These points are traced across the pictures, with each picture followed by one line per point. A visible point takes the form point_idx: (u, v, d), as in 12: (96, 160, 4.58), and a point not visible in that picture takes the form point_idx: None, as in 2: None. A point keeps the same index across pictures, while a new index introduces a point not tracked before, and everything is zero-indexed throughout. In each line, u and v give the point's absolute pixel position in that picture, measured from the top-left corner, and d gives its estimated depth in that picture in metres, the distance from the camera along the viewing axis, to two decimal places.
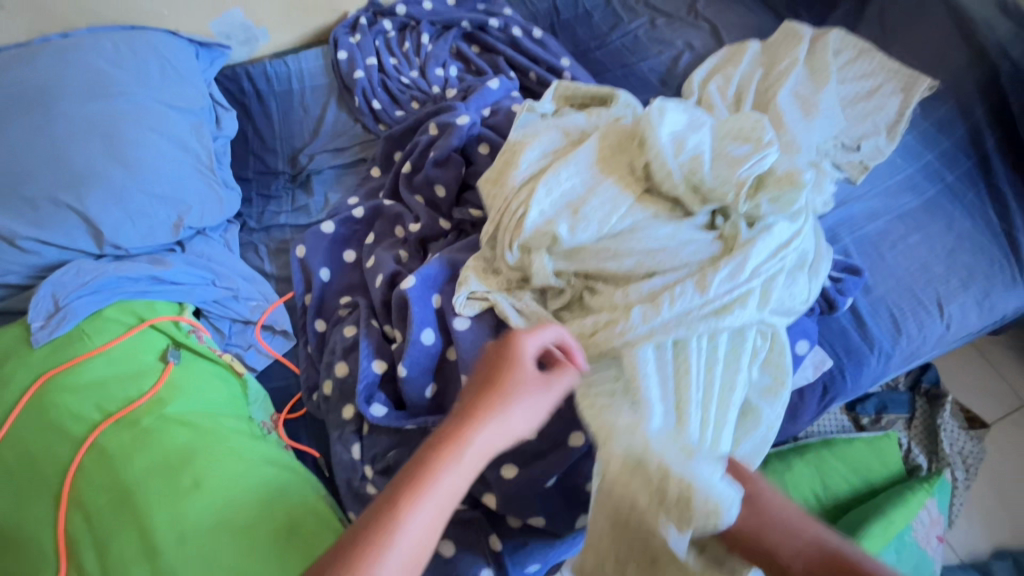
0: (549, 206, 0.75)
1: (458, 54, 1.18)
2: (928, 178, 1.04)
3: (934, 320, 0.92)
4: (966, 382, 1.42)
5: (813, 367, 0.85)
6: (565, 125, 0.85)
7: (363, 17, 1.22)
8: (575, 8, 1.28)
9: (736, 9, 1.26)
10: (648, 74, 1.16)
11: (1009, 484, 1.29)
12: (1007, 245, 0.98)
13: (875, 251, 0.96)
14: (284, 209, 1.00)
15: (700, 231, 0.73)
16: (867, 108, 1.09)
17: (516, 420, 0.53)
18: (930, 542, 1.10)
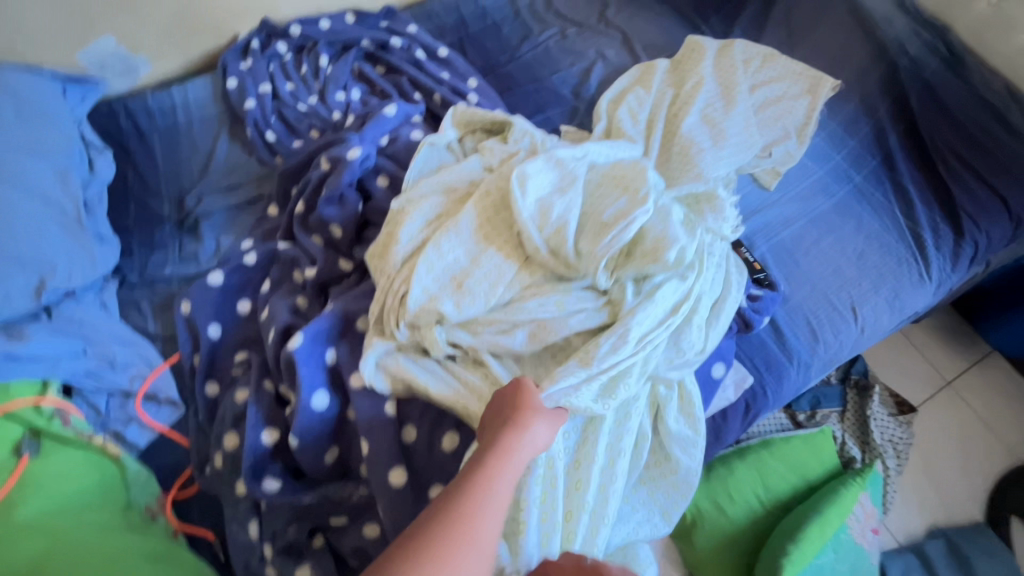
0: (431, 283, 0.72)
1: (360, 75, 1.11)
2: (838, 180, 1.05)
3: (849, 324, 0.92)
4: (894, 367, 1.46)
5: (734, 386, 0.84)
6: (450, 179, 0.83)
7: (255, 39, 1.13)
8: (484, 21, 1.23)
9: (646, 16, 1.24)
10: (560, 88, 1.12)
11: (937, 465, 1.34)
12: (914, 242, 1.00)
13: (790, 259, 0.96)
14: (170, 259, 0.91)
15: (587, 296, 0.72)
16: (779, 112, 1.08)
17: (540, 443, 0.56)
18: (868, 538, 1.11)
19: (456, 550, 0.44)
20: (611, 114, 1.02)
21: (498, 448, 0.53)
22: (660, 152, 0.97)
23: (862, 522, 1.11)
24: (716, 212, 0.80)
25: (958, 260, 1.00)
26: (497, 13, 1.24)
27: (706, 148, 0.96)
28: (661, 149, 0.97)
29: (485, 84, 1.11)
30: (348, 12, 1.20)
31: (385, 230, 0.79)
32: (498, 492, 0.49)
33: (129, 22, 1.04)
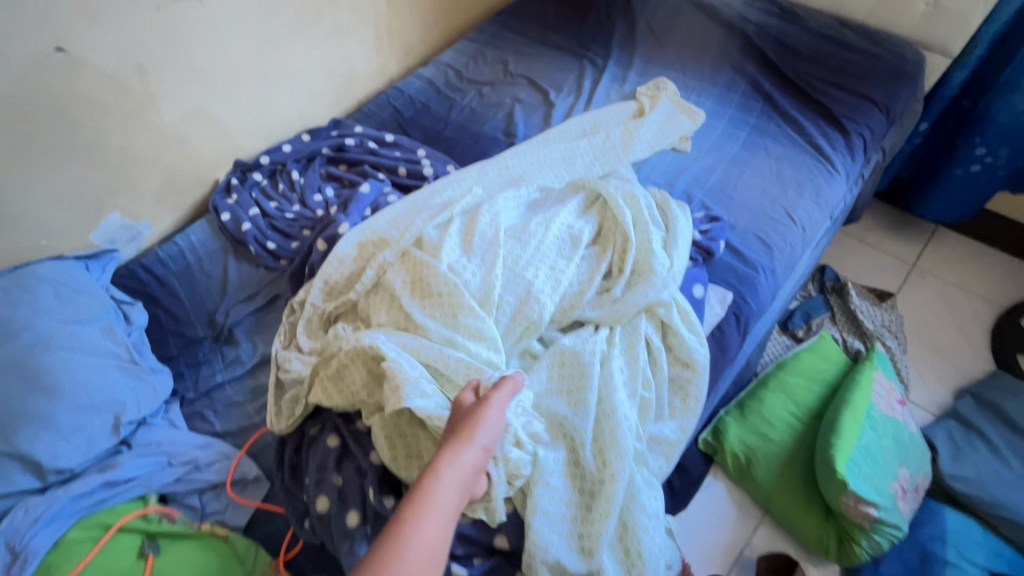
0: (454, 295, 0.79)
1: (330, 175, 1.31)
2: (738, 127, 1.28)
3: (791, 228, 1.10)
4: (850, 263, 1.67)
5: (720, 302, 0.98)
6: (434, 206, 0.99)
7: (234, 177, 1.32)
8: (412, 105, 1.48)
9: (541, 59, 1.53)
10: (497, 135, 1.36)
11: (922, 334, 1.55)
12: (816, 151, 1.21)
13: (723, 196, 1.15)
14: (217, 368, 1.04)
15: (585, 260, 0.86)
16: (677, 102, 1.32)
17: None
18: (896, 409, 1.24)
19: (436, 484, 0.60)
20: (539, 142, 1.24)
21: (466, 425, 0.65)
22: (586, 155, 1.19)
23: (886, 397, 1.24)
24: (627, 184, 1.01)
25: (854, 153, 1.21)
26: (422, 97, 1.50)
27: (619, 152, 1.20)
28: (588, 152, 1.19)
29: (432, 151, 1.34)
30: (304, 133, 1.42)
31: (382, 289, 0.87)
32: (462, 461, 0.62)
33: (130, 200, 1.22)
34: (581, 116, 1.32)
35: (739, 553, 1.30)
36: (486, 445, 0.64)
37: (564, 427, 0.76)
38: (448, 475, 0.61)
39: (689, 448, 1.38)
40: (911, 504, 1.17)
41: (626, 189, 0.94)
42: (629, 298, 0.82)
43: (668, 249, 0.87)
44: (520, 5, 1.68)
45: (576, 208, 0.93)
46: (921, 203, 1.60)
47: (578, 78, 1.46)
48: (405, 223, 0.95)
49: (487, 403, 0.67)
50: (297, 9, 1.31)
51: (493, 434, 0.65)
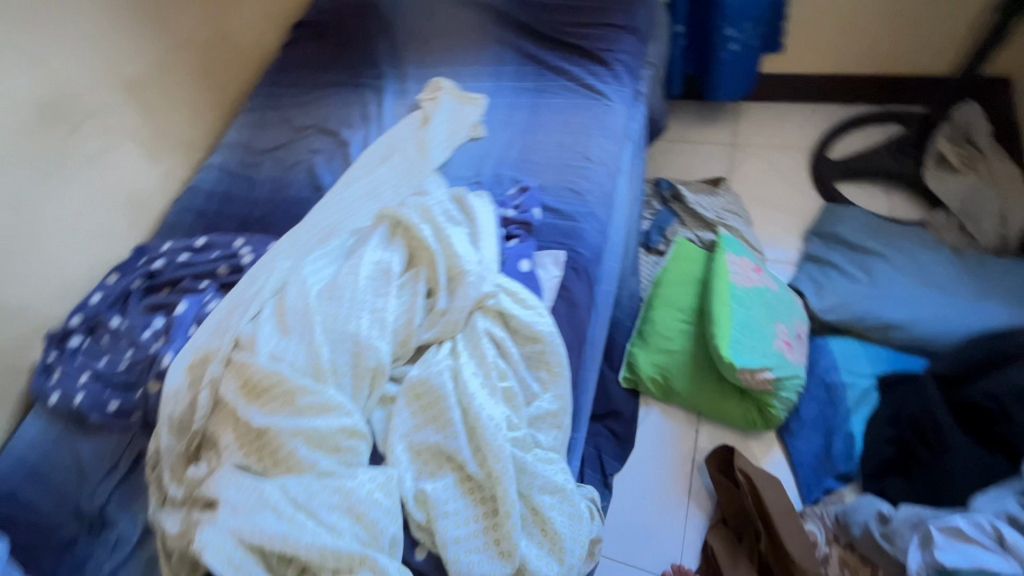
0: (285, 382, 0.77)
1: (152, 305, 1.22)
2: (518, 96, 1.33)
3: (593, 169, 1.17)
4: (680, 166, 1.80)
5: (554, 263, 1.03)
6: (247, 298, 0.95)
7: (49, 354, 1.20)
8: (214, 199, 1.42)
9: (322, 103, 1.51)
10: (306, 195, 1.33)
11: (761, 199, 1.70)
12: (589, 92, 1.29)
13: (527, 165, 1.20)
14: (102, 560, 0.95)
15: (404, 288, 0.86)
16: (456, 95, 1.34)
17: None
18: (754, 278, 1.35)
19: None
20: (343, 186, 1.23)
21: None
22: (390, 181, 1.19)
23: (742, 271, 1.36)
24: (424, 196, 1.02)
25: (621, 79, 1.30)
26: (220, 187, 1.44)
27: (419, 164, 1.21)
28: (390, 177, 1.19)
29: (249, 237, 1.29)
30: (110, 274, 1.32)
31: (222, 406, 0.83)
32: None
33: None
34: (375, 145, 1.32)
35: (692, 461, 1.37)
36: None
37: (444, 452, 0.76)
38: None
39: (614, 388, 1.42)
40: (799, 351, 1.30)
41: (421, 204, 0.96)
42: (454, 305, 0.83)
43: (477, 243, 0.90)
44: (284, 59, 1.66)
45: (381, 241, 0.93)
46: (711, 91, 1.75)
47: (363, 108, 1.45)
48: (223, 329, 0.91)
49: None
50: (37, 156, 1.21)
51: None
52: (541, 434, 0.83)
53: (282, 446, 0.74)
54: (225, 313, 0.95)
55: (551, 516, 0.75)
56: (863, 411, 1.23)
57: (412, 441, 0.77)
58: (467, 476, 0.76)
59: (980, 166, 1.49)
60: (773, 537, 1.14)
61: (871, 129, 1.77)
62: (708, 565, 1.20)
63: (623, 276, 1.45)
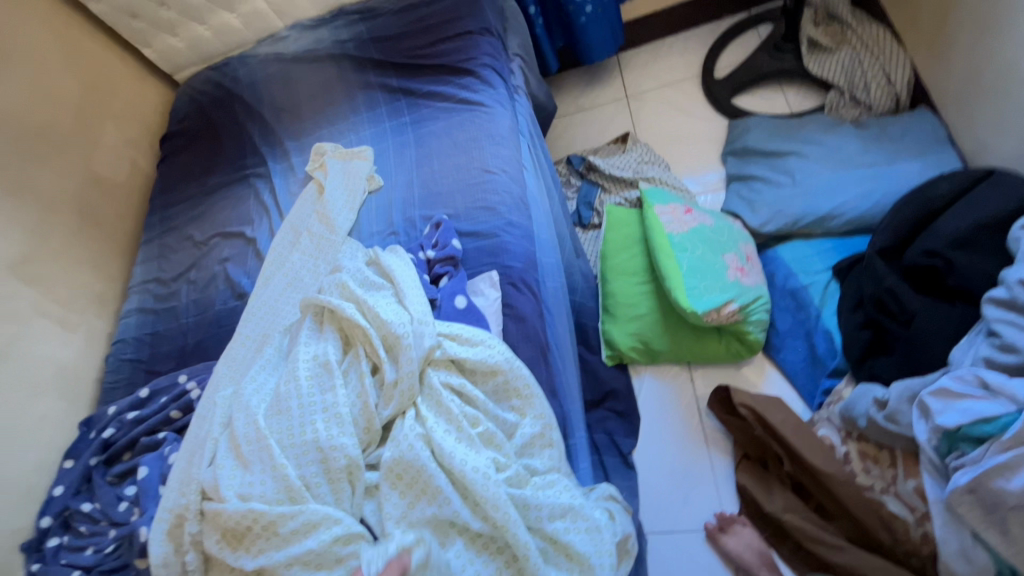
0: (261, 518, 0.73)
1: (118, 476, 1.16)
2: (401, 133, 1.31)
3: (495, 180, 1.16)
4: (586, 137, 1.81)
5: (491, 286, 1.01)
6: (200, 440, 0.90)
7: (30, 565, 1.13)
8: (144, 343, 1.36)
9: (216, 208, 1.46)
10: (232, 306, 1.29)
11: (670, 140, 1.72)
12: (466, 106, 1.27)
13: (432, 198, 1.18)
14: None
15: (350, 374, 0.84)
16: (341, 154, 1.31)
17: None
18: (688, 220, 1.36)
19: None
20: (261, 285, 1.18)
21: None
22: (304, 264, 1.15)
23: (675, 218, 1.37)
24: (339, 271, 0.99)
25: (491, 82, 1.29)
26: (146, 329, 1.38)
27: (328, 235, 1.18)
28: (304, 259, 1.16)
29: (191, 369, 1.24)
30: (66, 460, 1.25)
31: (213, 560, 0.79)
32: None
33: None
34: (280, 232, 1.27)
35: (699, 410, 1.36)
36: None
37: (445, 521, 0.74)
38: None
39: (601, 369, 1.41)
40: (754, 272, 1.32)
41: (338, 283, 0.93)
42: (402, 373, 0.81)
43: (404, 302, 0.89)
44: (164, 178, 1.60)
45: (311, 334, 0.90)
46: (586, 55, 1.76)
47: (257, 198, 1.41)
48: (184, 483, 0.86)
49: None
50: None
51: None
52: (534, 460, 0.81)
53: None
54: (183, 463, 0.90)
55: (569, 535, 0.75)
56: (831, 306, 1.26)
57: (410, 521, 0.75)
58: (476, 533, 0.74)
59: (851, 37, 1.56)
60: (795, 455, 1.15)
61: (743, 38, 1.81)
62: (748, 503, 1.21)
63: (568, 263, 1.44)
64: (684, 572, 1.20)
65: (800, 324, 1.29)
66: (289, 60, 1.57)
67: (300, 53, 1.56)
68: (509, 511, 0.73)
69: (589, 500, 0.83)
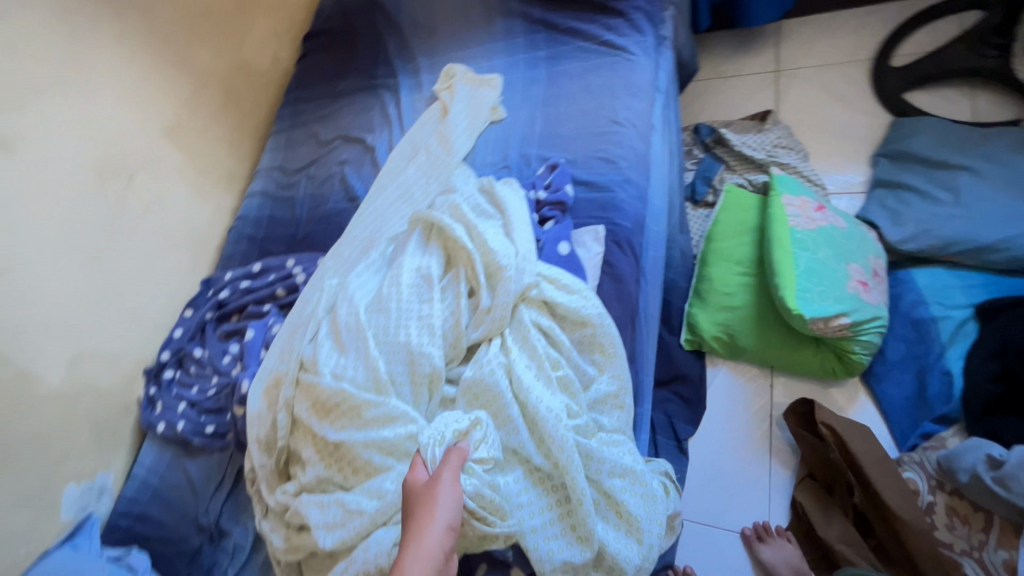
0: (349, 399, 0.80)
1: (227, 333, 1.31)
2: (534, 68, 1.27)
3: (622, 132, 1.11)
4: (719, 107, 1.67)
5: (595, 240, 0.99)
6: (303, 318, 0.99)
7: (150, 388, 1.33)
8: (262, 223, 1.48)
9: (342, 112, 1.52)
10: (343, 206, 1.37)
11: (814, 127, 1.55)
12: (607, 49, 1.21)
13: (552, 139, 1.16)
14: (226, 564, 1.07)
15: (448, 290, 0.87)
16: (471, 79, 1.31)
17: None
18: (817, 218, 1.24)
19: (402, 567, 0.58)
20: (374, 193, 1.23)
21: (421, 507, 0.63)
22: (418, 180, 1.18)
23: (803, 213, 1.25)
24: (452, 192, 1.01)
25: (640, 27, 1.21)
26: (265, 212, 1.50)
27: (444, 157, 1.20)
28: (418, 176, 1.19)
29: (299, 255, 1.34)
30: (186, 309, 1.43)
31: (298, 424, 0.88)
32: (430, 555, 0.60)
33: (74, 466, 1.22)
34: (399, 146, 1.31)
35: (771, 417, 1.30)
36: (447, 524, 0.62)
37: (510, 447, 0.77)
38: (416, 561, 0.58)
39: (677, 352, 1.37)
40: (878, 290, 1.19)
41: (450, 203, 0.95)
42: (496, 302, 0.82)
43: (511, 235, 0.89)
44: (301, 74, 1.69)
45: (417, 247, 0.94)
46: (744, 16, 1.59)
47: (382, 109, 1.45)
48: (284, 353, 0.95)
49: (437, 477, 0.65)
50: (104, 213, 1.32)
51: (452, 507, 0.63)
52: (603, 417, 0.82)
53: (358, 457, 0.78)
54: (286, 335, 1.00)
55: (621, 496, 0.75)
56: (960, 346, 1.13)
57: None
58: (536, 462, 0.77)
59: None
60: (868, 489, 1.07)
61: (937, 25, 1.55)
62: (801, 522, 1.16)
63: (671, 237, 1.37)
64: (712, 566, 1.19)
65: (916, 357, 1.16)
66: None
67: None
68: (573, 455, 0.74)
69: (648, 469, 0.83)
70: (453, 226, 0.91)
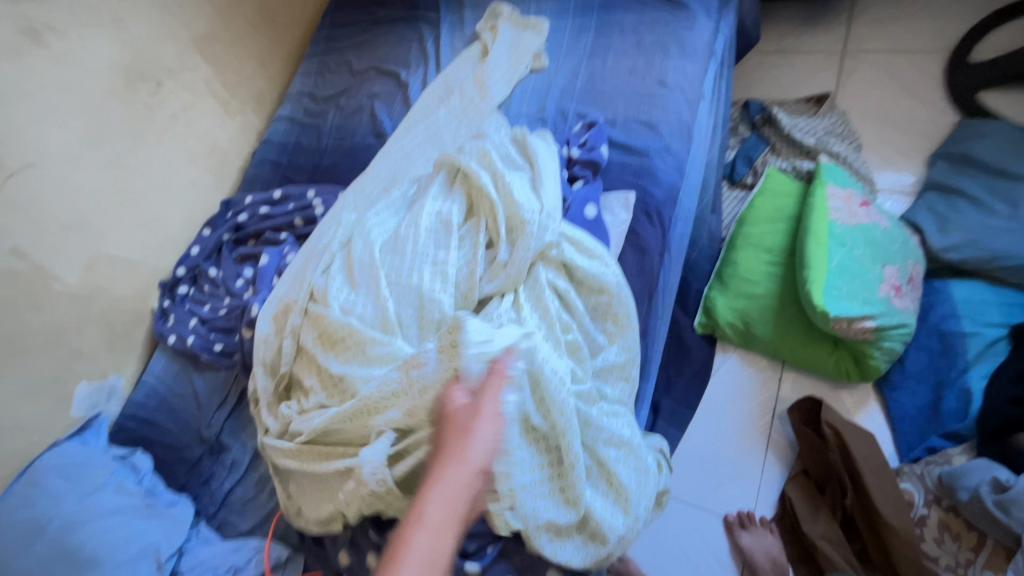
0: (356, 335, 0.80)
1: (242, 257, 1.32)
2: (585, 16, 1.19)
3: (669, 96, 1.04)
4: (775, 83, 1.57)
5: (624, 207, 0.95)
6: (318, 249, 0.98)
7: (164, 300, 1.35)
8: (286, 149, 1.45)
9: (379, 42, 1.46)
10: (369, 141, 1.33)
11: (873, 117, 1.45)
12: (667, 3, 1.12)
13: (594, 96, 1.09)
14: (223, 477, 1.11)
15: (466, 239, 0.84)
16: (517, 20, 1.23)
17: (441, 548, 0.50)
18: (860, 214, 1.18)
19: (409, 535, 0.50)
20: (402, 131, 1.19)
21: (455, 437, 0.59)
22: (448, 123, 1.14)
23: (846, 207, 1.18)
24: (482, 138, 0.97)
25: None
26: (290, 137, 1.47)
27: (478, 101, 1.15)
28: (449, 119, 1.14)
29: (320, 187, 1.32)
30: (205, 227, 1.43)
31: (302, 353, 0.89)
32: (450, 483, 0.54)
33: (87, 365, 1.26)
34: (433, 85, 1.25)
35: (774, 411, 1.28)
36: (479, 466, 0.57)
37: None
38: (439, 491, 0.53)
39: (688, 333, 1.34)
40: (910, 297, 1.14)
41: (481, 149, 0.91)
42: (515, 257, 0.80)
43: (538, 190, 0.85)
44: None
45: (440, 191, 0.91)
46: None
47: (420, 43, 1.39)
48: (295, 282, 0.94)
49: (480, 405, 0.61)
50: (128, 118, 1.30)
51: (486, 449, 0.58)
52: (607, 386, 0.80)
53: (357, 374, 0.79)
54: (299, 264, 0.99)
55: (620, 473, 0.75)
56: (984, 367, 1.09)
57: None
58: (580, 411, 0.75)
59: None
60: (863, 495, 1.06)
61: None
62: (786, 515, 1.17)
63: (701, 215, 1.32)
64: (690, 544, 1.20)
65: (936, 370, 1.12)
66: None
67: None
68: (571, 419, 0.73)
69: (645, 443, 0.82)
70: (478, 174, 0.87)
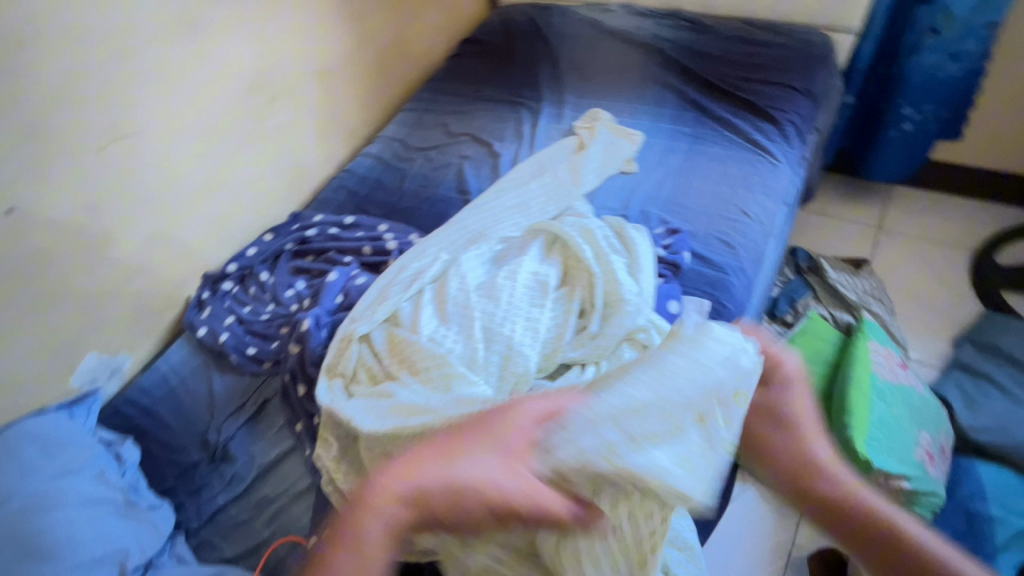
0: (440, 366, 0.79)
1: (298, 269, 1.32)
2: (676, 139, 1.33)
3: (749, 224, 1.13)
4: (817, 239, 1.71)
5: (699, 311, 0.99)
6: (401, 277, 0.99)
7: (204, 291, 1.33)
8: (366, 182, 1.52)
9: (478, 114, 1.59)
10: (451, 195, 1.40)
11: (905, 290, 1.57)
12: (753, 147, 1.26)
13: (678, 208, 1.18)
14: (217, 490, 1.02)
15: (560, 303, 0.87)
16: (615, 126, 1.37)
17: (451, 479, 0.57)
18: (899, 373, 1.24)
19: (376, 491, 0.58)
20: (494, 193, 1.26)
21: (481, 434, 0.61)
22: (539, 196, 1.21)
23: (887, 363, 1.25)
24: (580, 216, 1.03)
25: (789, 140, 1.27)
26: (373, 173, 1.54)
27: (570, 185, 1.23)
28: (540, 193, 1.22)
29: (393, 224, 1.36)
30: (266, 233, 1.44)
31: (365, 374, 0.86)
32: (455, 460, 0.58)
33: (105, 338, 1.21)
34: (527, 161, 1.36)
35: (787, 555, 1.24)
36: (501, 462, 0.57)
37: None
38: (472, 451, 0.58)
39: None
40: (941, 467, 1.16)
41: (584, 225, 0.97)
42: (607, 331, 0.82)
43: (635, 274, 0.90)
44: (450, 68, 1.78)
45: (538, 253, 0.95)
46: (868, 168, 1.66)
47: (517, 124, 1.52)
48: (371, 301, 0.94)
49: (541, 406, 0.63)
50: (235, 119, 1.37)
51: (520, 437, 0.60)
52: None
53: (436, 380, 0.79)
54: (377, 287, 1.00)
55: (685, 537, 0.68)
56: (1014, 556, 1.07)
57: None
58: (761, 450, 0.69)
59: None
60: None
61: None
62: None
63: None
64: None
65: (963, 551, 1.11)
66: (608, 27, 1.66)
67: (617, 30, 1.63)
68: None
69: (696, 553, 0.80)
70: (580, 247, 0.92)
